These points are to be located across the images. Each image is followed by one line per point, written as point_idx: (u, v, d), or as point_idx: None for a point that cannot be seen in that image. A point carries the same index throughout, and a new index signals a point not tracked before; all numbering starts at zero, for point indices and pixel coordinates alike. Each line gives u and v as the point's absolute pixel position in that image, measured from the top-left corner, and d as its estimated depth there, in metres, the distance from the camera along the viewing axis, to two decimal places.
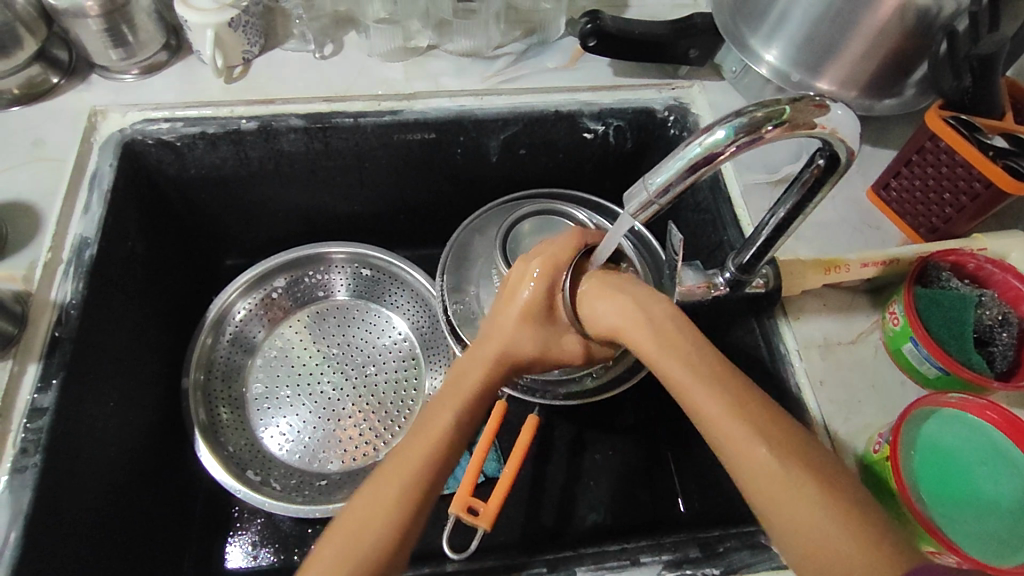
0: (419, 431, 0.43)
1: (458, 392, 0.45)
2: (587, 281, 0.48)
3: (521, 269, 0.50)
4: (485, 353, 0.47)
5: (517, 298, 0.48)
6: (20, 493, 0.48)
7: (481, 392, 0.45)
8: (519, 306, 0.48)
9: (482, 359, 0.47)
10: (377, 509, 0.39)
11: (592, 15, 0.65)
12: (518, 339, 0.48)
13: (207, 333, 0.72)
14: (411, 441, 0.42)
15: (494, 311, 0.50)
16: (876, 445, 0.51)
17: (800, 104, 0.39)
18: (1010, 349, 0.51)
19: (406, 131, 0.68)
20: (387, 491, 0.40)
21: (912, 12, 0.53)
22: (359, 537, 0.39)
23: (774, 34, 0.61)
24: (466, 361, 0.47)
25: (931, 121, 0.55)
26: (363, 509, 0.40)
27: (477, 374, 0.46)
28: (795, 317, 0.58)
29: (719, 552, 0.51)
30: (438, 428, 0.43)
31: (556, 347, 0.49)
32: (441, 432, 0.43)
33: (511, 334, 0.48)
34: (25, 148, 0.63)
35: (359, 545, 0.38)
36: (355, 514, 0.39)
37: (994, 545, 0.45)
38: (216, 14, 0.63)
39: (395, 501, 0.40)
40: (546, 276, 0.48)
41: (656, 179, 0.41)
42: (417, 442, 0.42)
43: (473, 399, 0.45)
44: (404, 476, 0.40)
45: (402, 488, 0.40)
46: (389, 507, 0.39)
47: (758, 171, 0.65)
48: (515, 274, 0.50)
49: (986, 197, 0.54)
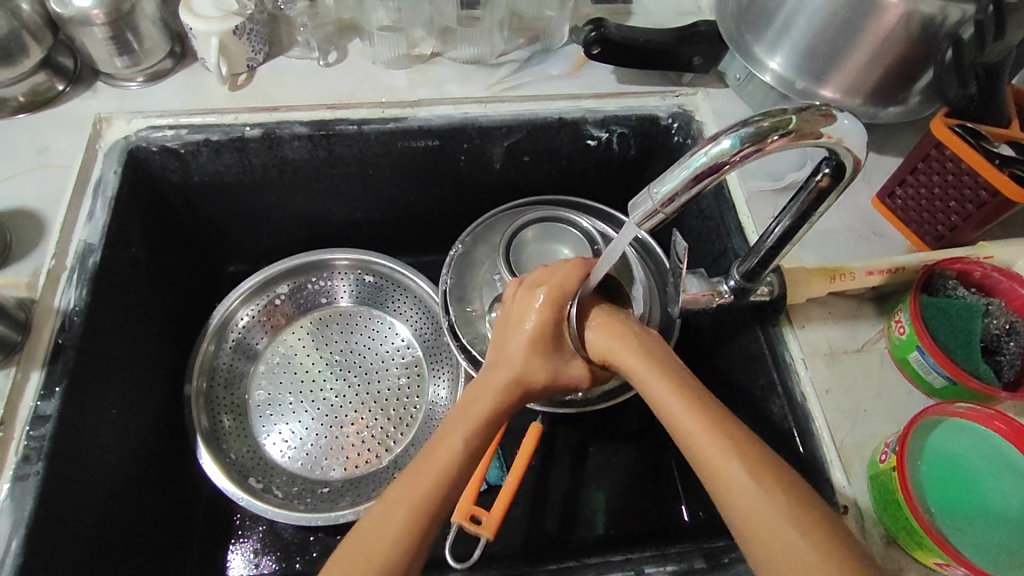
0: (429, 451, 0.42)
1: (472, 416, 0.44)
2: (595, 317, 0.50)
3: (525, 298, 0.50)
4: (496, 379, 0.47)
5: (526, 326, 0.48)
6: (22, 502, 0.48)
7: (493, 416, 0.45)
8: (529, 333, 0.48)
9: (492, 385, 0.46)
10: (385, 529, 0.38)
11: (596, 23, 0.65)
12: (529, 368, 0.47)
13: (209, 339, 0.72)
14: (418, 463, 0.41)
15: (500, 338, 0.50)
16: (883, 455, 0.50)
17: (806, 113, 0.39)
18: (1017, 359, 0.51)
19: (409, 138, 0.68)
20: (395, 513, 0.39)
21: (917, 20, 0.53)
22: (366, 560, 0.37)
23: (778, 42, 0.61)
24: (474, 388, 0.46)
25: (937, 130, 0.54)
26: (371, 531, 0.38)
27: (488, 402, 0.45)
28: (801, 325, 0.58)
29: (724, 562, 0.51)
30: (449, 448, 0.42)
31: (566, 373, 0.49)
32: (455, 450, 0.42)
33: (521, 360, 0.47)
34: (30, 155, 0.63)
35: (367, 567, 0.37)
36: (362, 537, 0.38)
37: (1003, 556, 0.45)
38: (221, 22, 0.64)
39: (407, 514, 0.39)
40: (554, 305, 0.48)
41: (661, 189, 0.41)
42: (426, 464, 0.41)
43: (486, 424, 0.44)
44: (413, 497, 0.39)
45: (411, 510, 0.39)
46: (397, 530, 0.38)
47: (762, 179, 0.64)
48: (519, 302, 0.50)
49: (992, 206, 0.54)
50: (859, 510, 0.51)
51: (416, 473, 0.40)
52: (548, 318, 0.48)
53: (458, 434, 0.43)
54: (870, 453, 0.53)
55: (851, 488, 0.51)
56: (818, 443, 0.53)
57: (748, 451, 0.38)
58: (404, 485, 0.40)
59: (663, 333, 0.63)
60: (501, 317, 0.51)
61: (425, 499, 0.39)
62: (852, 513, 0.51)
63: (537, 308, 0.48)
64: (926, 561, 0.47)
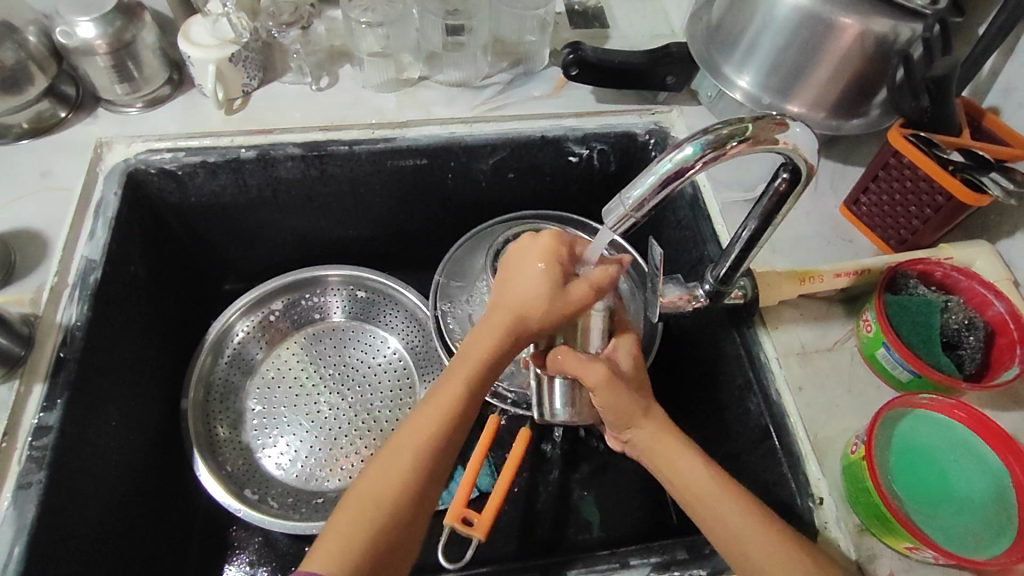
0: (433, 405, 0.47)
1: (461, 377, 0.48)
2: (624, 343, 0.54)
3: (529, 245, 0.52)
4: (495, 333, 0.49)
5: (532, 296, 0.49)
6: (25, 509, 0.50)
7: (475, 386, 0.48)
8: (538, 298, 0.49)
9: (495, 340, 0.49)
10: (393, 475, 0.44)
11: (573, 46, 0.69)
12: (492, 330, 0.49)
13: (206, 354, 0.75)
14: (424, 412, 0.46)
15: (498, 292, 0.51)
16: (854, 446, 0.52)
17: (761, 122, 0.43)
18: (978, 352, 0.54)
19: (398, 157, 0.71)
20: (400, 463, 0.44)
21: (871, 39, 0.57)
22: (374, 498, 0.43)
23: (745, 61, 0.64)
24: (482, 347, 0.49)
25: (894, 140, 0.58)
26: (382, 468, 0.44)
27: (496, 337, 0.49)
28: (774, 326, 0.61)
29: (705, 553, 0.53)
30: (444, 403, 0.46)
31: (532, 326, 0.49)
32: (456, 401, 0.46)
33: (521, 311, 0.49)
34: (34, 179, 0.65)
35: (374, 512, 0.43)
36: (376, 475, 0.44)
37: (970, 538, 0.47)
38: (218, 50, 0.67)
39: (409, 468, 0.44)
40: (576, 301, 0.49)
41: (633, 194, 0.45)
42: (429, 413, 0.46)
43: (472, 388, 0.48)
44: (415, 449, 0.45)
45: (414, 462, 0.44)
46: (404, 472, 0.44)
47: (735, 189, 0.68)
48: (538, 244, 0.51)
49: (948, 209, 0.57)
50: (831, 499, 0.53)
51: (427, 432, 0.45)
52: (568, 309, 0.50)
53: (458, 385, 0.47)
54: (842, 445, 0.55)
55: (825, 479, 0.54)
56: (794, 437, 0.56)
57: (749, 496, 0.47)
58: (413, 440, 0.45)
59: (646, 337, 0.66)
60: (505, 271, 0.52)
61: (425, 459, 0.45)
62: (827, 504, 0.53)
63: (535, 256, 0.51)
64: (897, 545, 0.49)
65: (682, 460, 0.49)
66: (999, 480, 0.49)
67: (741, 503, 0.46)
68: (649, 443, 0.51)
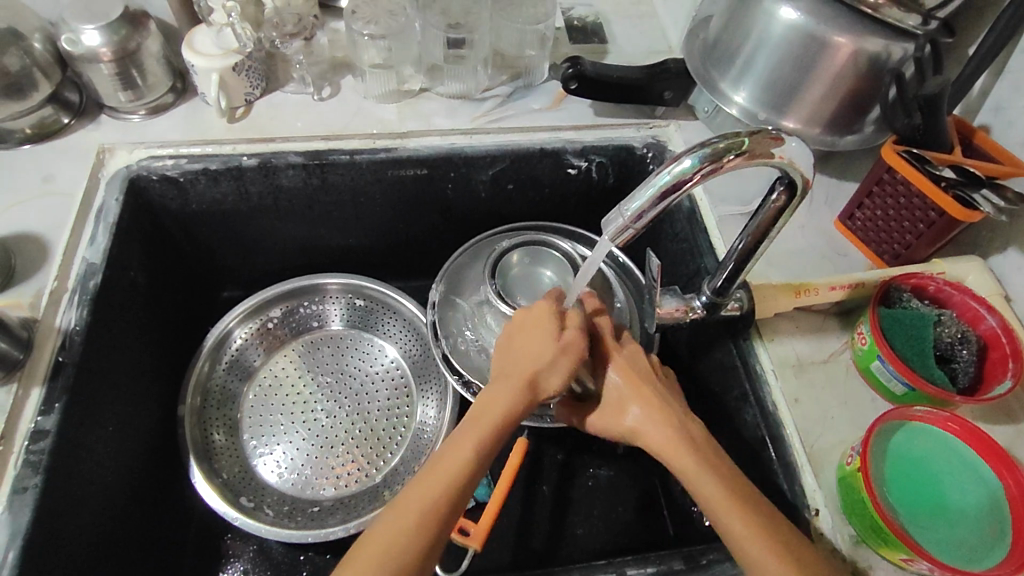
0: (439, 462, 0.46)
1: (489, 419, 0.48)
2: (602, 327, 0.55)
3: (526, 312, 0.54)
4: (510, 393, 0.49)
5: (543, 356, 0.50)
6: (20, 514, 0.50)
7: (505, 421, 0.48)
8: (545, 357, 0.50)
9: (507, 395, 0.49)
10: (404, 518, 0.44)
11: (573, 60, 0.71)
12: (535, 362, 0.50)
13: (206, 358, 0.74)
14: (438, 467, 0.46)
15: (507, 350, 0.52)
16: (849, 458, 0.53)
17: (758, 136, 0.44)
18: (971, 365, 0.55)
19: (399, 167, 0.72)
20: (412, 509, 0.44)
21: (864, 57, 0.58)
22: (389, 542, 0.43)
23: (741, 78, 0.65)
24: (479, 410, 0.49)
25: (887, 156, 0.59)
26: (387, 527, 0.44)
27: (510, 397, 0.49)
28: (770, 338, 0.61)
29: (702, 563, 0.54)
30: (462, 454, 0.46)
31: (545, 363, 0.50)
32: (470, 453, 0.46)
33: (533, 372, 0.50)
34: (36, 183, 0.66)
35: (389, 551, 0.43)
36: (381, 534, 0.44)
37: (963, 550, 0.48)
38: (221, 59, 0.68)
39: (421, 515, 0.44)
40: (579, 350, 0.51)
41: (631, 206, 0.45)
42: (441, 469, 0.46)
43: (499, 431, 0.48)
44: (423, 501, 0.44)
45: (422, 506, 0.44)
46: (411, 526, 0.43)
47: (731, 204, 0.69)
48: (536, 310, 0.53)
49: (941, 224, 0.58)
50: (826, 510, 0.53)
51: (439, 482, 0.45)
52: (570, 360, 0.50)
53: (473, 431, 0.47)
54: (837, 457, 0.56)
55: (821, 490, 0.54)
56: (790, 448, 0.56)
57: (743, 492, 0.46)
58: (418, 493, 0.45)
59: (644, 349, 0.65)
60: (511, 339, 0.53)
61: (431, 515, 0.44)
62: (823, 515, 0.53)
63: (540, 317, 0.52)
64: (893, 558, 0.49)
65: (687, 462, 0.47)
66: (993, 494, 0.49)
67: (756, 512, 0.44)
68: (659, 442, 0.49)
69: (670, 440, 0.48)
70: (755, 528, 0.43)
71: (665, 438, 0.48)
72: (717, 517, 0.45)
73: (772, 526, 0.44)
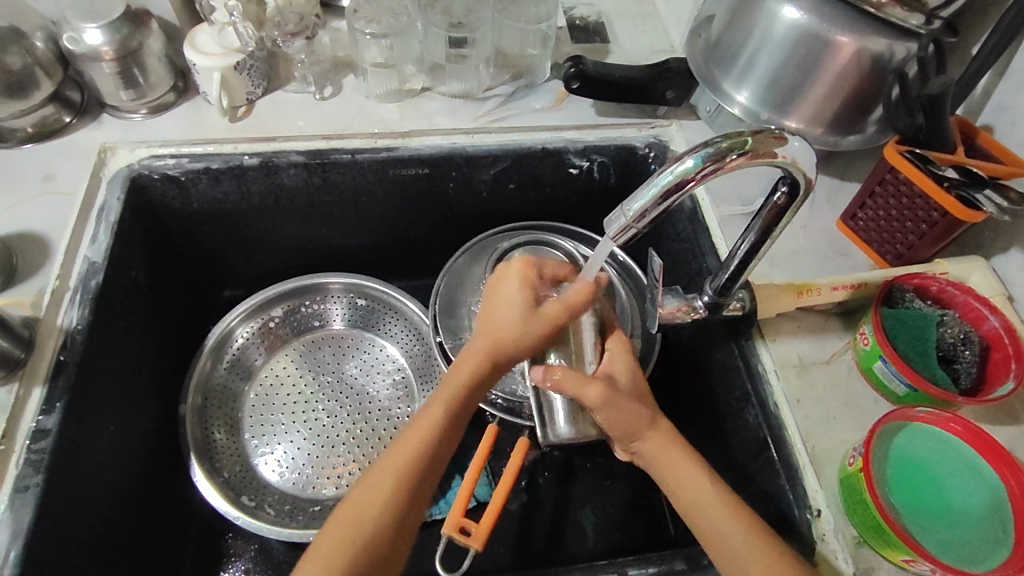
0: (409, 433, 0.49)
1: (455, 387, 0.50)
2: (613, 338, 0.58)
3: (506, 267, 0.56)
4: (479, 352, 0.51)
5: (519, 318, 0.52)
6: (21, 514, 0.50)
7: (472, 388, 0.50)
8: (513, 323, 0.52)
9: (474, 361, 0.51)
10: (374, 488, 0.46)
11: (575, 60, 0.71)
12: (513, 325, 0.52)
13: (206, 357, 0.75)
14: (406, 436, 0.48)
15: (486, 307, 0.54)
16: (852, 458, 0.53)
17: (761, 136, 0.44)
18: (973, 366, 0.55)
19: (401, 166, 0.72)
20: (383, 480, 0.47)
21: (867, 57, 0.58)
22: (361, 510, 0.46)
23: (744, 78, 0.65)
24: (451, 375, 0.51)
25: (890, 156, 0.59)
26: (356, 506, 0.46)
27: (478, 364, 0.51)
28: (772, 338, 0.61)
29: (704, 564, 0.54)
30: (428, 422, 0.49)
31: (518, 320, 0.52)
32: (436, 421, 0.49)
33: (499, 329, 0.52)
34: (37, 182, 0.66)
35: (363, 519, 0.45)
36: (349, 511, 0.46)
37: (965, 551, 0.48)
38: (223, 58, 0.68)
39: (390, 486, 0.46)
40: (553, 320, 0.52)
41: (633, 206, 0.45)
42: (409, 438, 0.48)
43: (463, 399, 0.50)
44: (393, 471, 0.47)
45: (392, 476, 0.47)
46: (382, 497, 0.46)
47: (733, 204, 0.69)
48: (514, 268, 0.55)
49: (944, 225, 0.58)
50: (828, 510, 0.53)
51: (405, 452, 0.47)
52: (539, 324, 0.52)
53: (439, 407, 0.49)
54: (840, 457, 0.56)
55: (823, 490, 0.54)
56: (792, 448, 0.56)
57: (732, 496, 0.49)
58: (387, 464, 0.47)
59: (644, 351, 0.65)
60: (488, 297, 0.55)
61: (402, 486, 0.46)
62: (825, 515, 0.53)
63: (518, 275, 0.55)
64: (896, 558, 0.49)
65: (683, 471, 0.50)
66: (996, 495, 0.49)
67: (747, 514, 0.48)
68: (661, 454, 0.51)
69: (681, 454, 0.51)
70: (748, 528, 0.47)
71: (665, 450, 0.51)
72: (710, 519, 0.48)
73: (757, 525, 0.48)
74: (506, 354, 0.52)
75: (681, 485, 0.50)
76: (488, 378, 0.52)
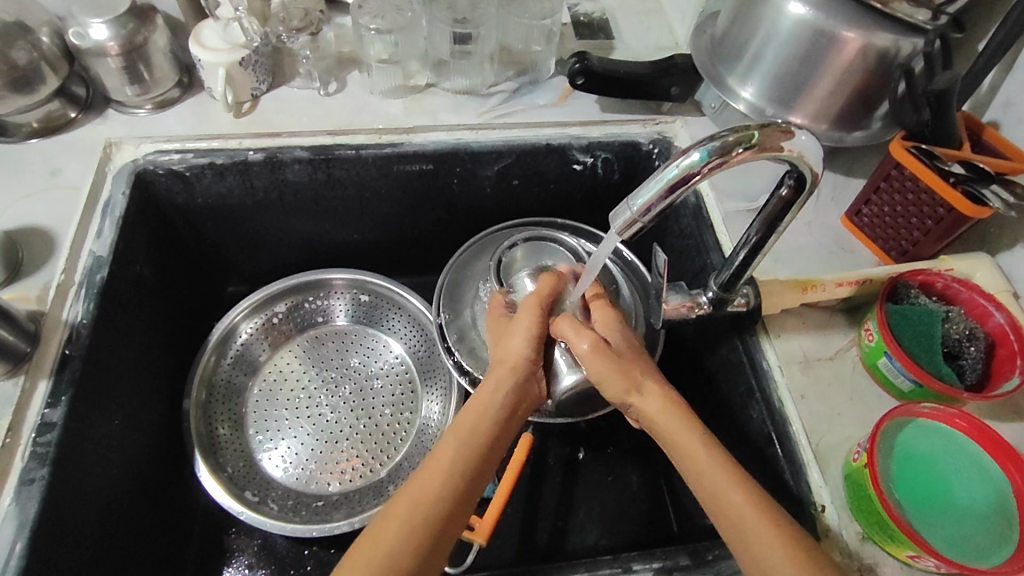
0: (430, 462, 0.48)
1: (473, 415, 0.51)
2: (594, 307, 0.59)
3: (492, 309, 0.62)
4: (497, 375, 0.53)
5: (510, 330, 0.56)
6: (27, 505, 0.50)
7: (491, 415, 0.51)
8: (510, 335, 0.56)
9: (489, 391, 0.52)
10: (395, 516, 0.45)
11: (580, 55, 0.70)
12: (508, 339, 0.56)
13: (211, 351, 0.74)
14: (427, 464, 0.48)
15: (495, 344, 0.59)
16: (856, 454, 0.53)
17: (767, 129, 0.44)
18: (979, 362, 0.54)
19: (405, 161, 0.72)
20: (404, 505, 0.46)
21: (873, 52, 0.58)
22: (383, 537, 0.45)
23: (749, 73, 0.65)
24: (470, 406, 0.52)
25: (896, 152, 0.59)
26: (379, 533, 0.45)
27: (495, 388, 0.52)
28: (776, 334, 0.61)
29: (708, 559, 0.54)
30: (449, 450, 0.48)
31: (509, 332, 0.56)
32: (454, 449, 0.48)
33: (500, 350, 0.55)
34: (42, 177, 0.66)
35: (384, 545, 0.44)
36: (374, 541, 0.45)
37: (970, 548, 0.47)
38: (228, 54, 0.68)
39: (411, 510, 0.45)
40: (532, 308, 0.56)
41: (638, 201, 0.45)
42: (432, 465, 0.48)
43: (484, 427, 0.50)
44: (414, 499, 0.46)
45: (412, 502, 0.46)
46: (402, 522, 0.45)
47: (738, 200, 0.69)
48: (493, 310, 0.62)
49: (949, 221, 0.58)
50: (832, 506, 0.53)
51: (426, 478, 0.47)
52: (532, 316, 0.56)
53: (453, 438, 0.49)
54: (844, 453, 0.55)
55: (828, 486, 0.54)
56: (796, 444, 0.56)
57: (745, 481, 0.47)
58: (408, 493, 0.46)
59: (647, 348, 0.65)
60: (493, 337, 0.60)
61: (426, 511, 0.46)
62: (829, 511, 0.53)
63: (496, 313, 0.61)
64: (900, 554, 0.49)
65: (684, 438, 0.49)
66: (1000, 490, 0.49)
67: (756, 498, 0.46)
68: (658, 413, 0.50)
69: (684, 421, 0.50)
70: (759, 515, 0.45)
71: (662, 408, 0.50)
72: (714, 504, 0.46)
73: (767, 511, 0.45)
74: (520, 365, 0.54)
75: (687, 459, 0.48)
76: (512, 402, 0.52)
